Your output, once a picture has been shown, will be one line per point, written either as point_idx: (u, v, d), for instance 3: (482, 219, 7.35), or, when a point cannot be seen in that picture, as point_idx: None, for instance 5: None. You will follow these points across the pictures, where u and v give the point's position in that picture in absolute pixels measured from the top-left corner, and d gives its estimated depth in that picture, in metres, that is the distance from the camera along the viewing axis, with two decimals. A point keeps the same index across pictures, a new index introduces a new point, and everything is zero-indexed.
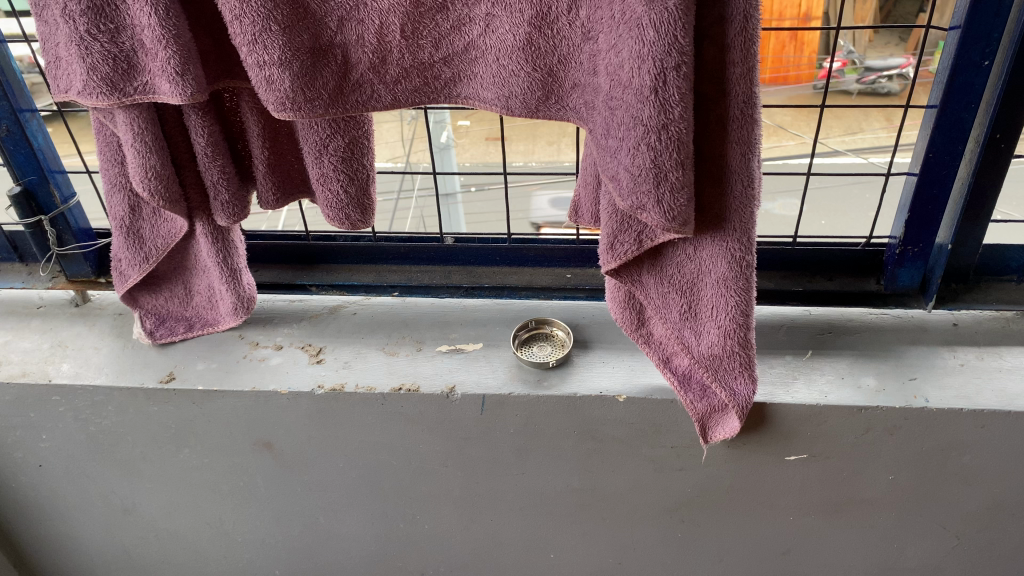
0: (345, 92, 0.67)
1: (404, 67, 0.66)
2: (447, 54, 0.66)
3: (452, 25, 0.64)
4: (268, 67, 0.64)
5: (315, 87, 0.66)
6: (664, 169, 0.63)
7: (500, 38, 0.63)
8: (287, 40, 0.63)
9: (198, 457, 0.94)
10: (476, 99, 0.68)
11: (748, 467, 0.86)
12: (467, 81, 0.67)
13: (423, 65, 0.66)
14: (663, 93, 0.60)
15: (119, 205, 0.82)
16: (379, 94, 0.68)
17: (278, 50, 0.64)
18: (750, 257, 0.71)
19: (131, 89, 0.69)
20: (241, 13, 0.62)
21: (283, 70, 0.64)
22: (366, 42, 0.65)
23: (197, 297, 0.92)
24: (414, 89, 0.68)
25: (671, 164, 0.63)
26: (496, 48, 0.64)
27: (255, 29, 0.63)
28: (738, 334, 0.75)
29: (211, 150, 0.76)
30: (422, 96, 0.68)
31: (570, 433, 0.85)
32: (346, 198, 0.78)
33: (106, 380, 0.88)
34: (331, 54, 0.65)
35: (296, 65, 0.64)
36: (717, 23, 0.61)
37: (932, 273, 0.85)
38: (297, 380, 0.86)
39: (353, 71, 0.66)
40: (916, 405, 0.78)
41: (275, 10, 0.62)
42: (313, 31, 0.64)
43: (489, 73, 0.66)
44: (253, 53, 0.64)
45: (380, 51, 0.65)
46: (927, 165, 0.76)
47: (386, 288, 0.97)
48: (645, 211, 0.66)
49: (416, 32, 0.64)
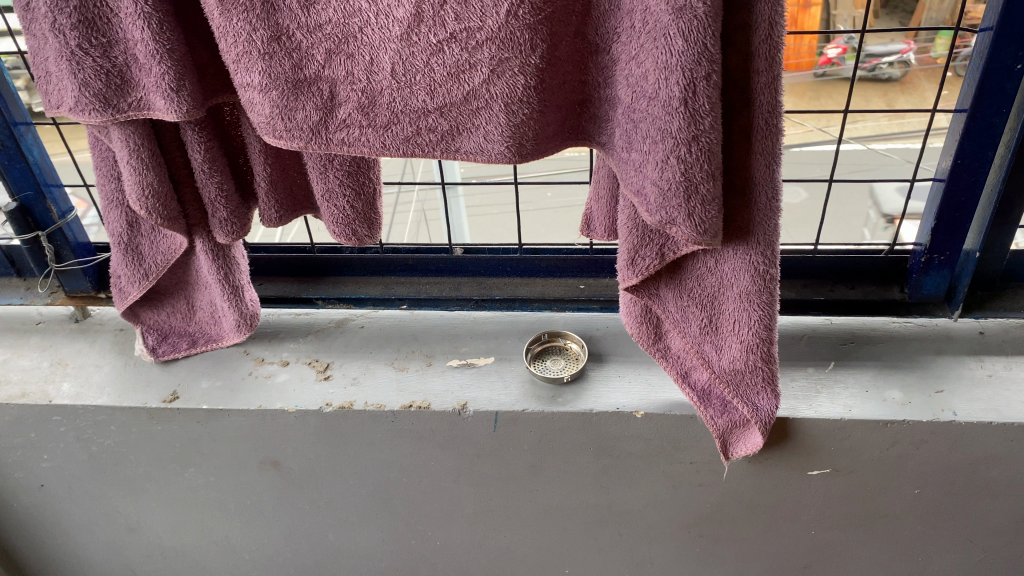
0: (329, 127, 0.65)
1: (394, 111, 0.63)
2: (443, 104, 0.62)
3: (449, 71, 0.60)
4: (250, 90, 0.64)
5: (296, 120, 0.64)
6: (695, 182, 0.61)
7: (510, 83, 0.60)
8: (267, 66, 0.62)
9: (203, 476, 0.91)
10: (478, 153, 0.64)
11: (769, 482, 0.84)
12: (468, 132, 0.63)
13: (413, 111, 0.62)
14: (693, 103, 0.58)
15: (117, 222, 0.80)
16: (368, 138, 0.65)
17: (259, 74, 0.63)
18: (773, 270, 0.69)
19: (125, 106, 0.68)
20: (225, 32, 0.62)
21: (263, 95, 0.64)
22: (355, 80, 0.62)
23: (200, 313, 0.90)
24: (405, 137, 0.64)
25: (702, 176, 0.61)
26: (504, 96, 0.60)
27: (237, 50, 0.63)
28: (761, 349, 0.73)
29: (208, 166, 0.74)
30: (413, 146, 0.64)
31: (585, 449, 0.83)
32: (352, 213, 0.76)
33: (107, 400, 0.86)
34: (317, 89, 0.63)
35: (275, 93, 0.63)
36: (741, 30, 0.59)
37: (958, 281, 0.82)
38: (305, 398, 0.84)
39: (338, 108, 0.64)
40: (944, 419, 0.76)
41: (255, 34, 0.61)
42: (296, 61, 0.62)
43: (495, 123, 0.62)
44: (238, 73, 0.64)
45: (369, 91, 0.62)
46: (954, 172, 0.73)
47: (394, 300, 0.94)
48: (675, 225, 0.64)
49: (407, 74, 0.61)
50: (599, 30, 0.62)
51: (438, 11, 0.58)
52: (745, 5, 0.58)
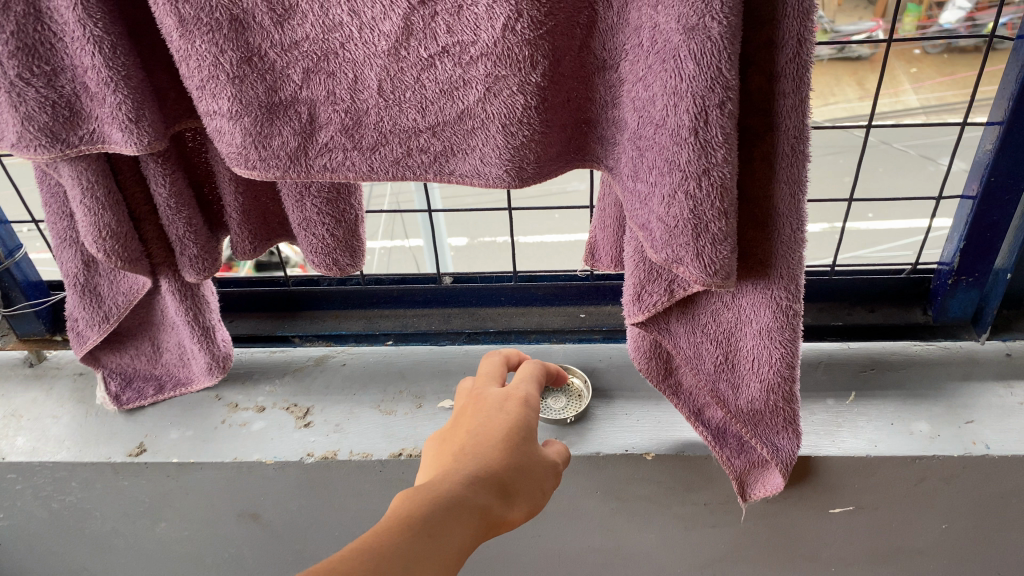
0: (309, 153, 0.55)
1: (382, 132, 0.54)
2: (434, 123, 0.53)
3: (441, 88, 0.51)
4: (218, 118, 0.54)
5: (271, 147, 0.54)
6: (704, 220, 0.55)
7: (507, 101, 0.51)
8: (237, 91, 0.52)
9: (176, 531, 0.84)
10: (474, 176, 0.55)
11: (787, 521, 0.78)
12: (461, 153, 0.54)
13: (402, 130, 0.53)
14: (704, 133, 0.51)
15: (71, 262, 0.72)
16: (353, 161, 0.55)
17: (228, 101, 0.53)
18: (797, 306, 0.62)
19: (75, 140, 0.58)
20: (186, 55, 0.51)
21: (234, 123, 0.53)
22: (337, 100, 0.53)
23: (166, 354, 0.82)
24: (393, 159, 0.55)
25: (714, 214, 0.55)
26: (502, 113, 0.51)
27: (201, 76, 0.52)
28: (782, 388, 0.67)
29: (175, 202, 0.65)
30: (403, 169, 0.55)
31: (592, 493, 0.77)
32: (332, 241, 0.68)
33: (67, 456, 0.79)
34: (294, 112, 0.53)
35: (247, 120, 0.53)
36: (765, 47, 0.52)
37: (987, 302, 0.76)
38: (284, 449, 0.76)
39: (319, 132, 0.54)
40: (976, 453, 0.70)
41: (222, 57, 0.51)
42: (270, 83, 0.52)
43: (491, 143, 0.53)
44: (202, 100, 0.53)
45: (354, 111, 0.53)
46: (988, 189, 0.68)
47: (379, 336, 0.88)
48: (682, 265, 0.57)
49: (396, 91, 0.52)
50: (606, 45, 0.55)
51: (429, 23, 0.49)
52: (771, 20, 0.51)
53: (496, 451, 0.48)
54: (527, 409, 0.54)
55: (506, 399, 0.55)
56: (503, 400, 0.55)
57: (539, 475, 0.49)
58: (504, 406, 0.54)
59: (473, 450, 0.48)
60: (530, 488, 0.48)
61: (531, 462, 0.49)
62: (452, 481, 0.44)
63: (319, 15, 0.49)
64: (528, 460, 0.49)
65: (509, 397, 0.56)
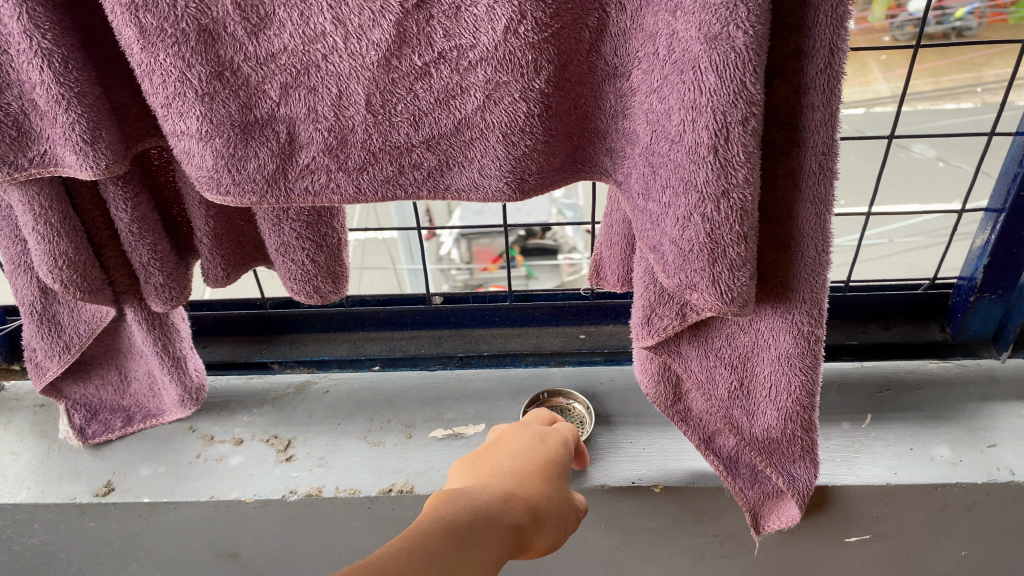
0: (288, 175, 0.48)
1: (371, 149, 0.47)
2: (428, 137, 0.46)
3: (436, 98, 0.45)
4: (185, 138, 0.46)
5: (246, 170, 0.47)
6: (722, 244, 0.47)
7: (508, 110, 0.45)
8: (207, 109, 0.45)
9: (149, 572, 0.79)
10: (472, 191, 0.49)
11: (800, 551, 0.74)
12: (459, 166, 0.48)
13: (393, 147, 0.47)
14: (724, 152, 0.44)
15: (27, 289, 0.66)
16: (337, 183, 0.48)
17: (197, 121, 0.45)
18: (820, 331, 0.57)
19: (25, 162, 0.51)
20: (148, 70, 0.44)
21: (204, 144, 0.46)
22: (320, 118, 0.45)
23: (134, 385, 0.75)
24: (383, 178, 0.48)
25: (732, 237, 0.47)
26: (502, 123, 0.45)
27: (166, 93, 0.44)
28: (801, 417, 0.62)
29: (138, 227, 0.59)
30: (395, 188, 0.48)
31: (596, 526, 0.73)
32: (313, 267, 0.59)
33: (26, 498, 0.72)
34: (271, 131, 0.46)
35: (219, 140, 0.46)
36: (793, 56, 0.46)
37: (1009, 320, 0.73)
38: (264, 486, 0.71)
39: (300, 153, 0.47)
40: (1001, 480, 0.66)
41: (191, 71, 0.44)
42: (244, 100, 0.45)
43: (490, 155, 0.47)
44: (167, 119, 0.46)
45: (339, 130, 0.46)
46: (1016, 204, 0.64)
47: (364, 361, 0.83)
48: (696, 291, 0.50)
49: (386, 105, 0.45)
50: (617, 50, 0.46)
51: (423, 27, 0.42)
52: (799, 28, 0.45)
53: (531, 479, 0.48)
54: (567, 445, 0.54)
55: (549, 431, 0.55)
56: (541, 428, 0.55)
57: (571, 507, 0.49)
58: (541, 435, 0.54)
59: (509, 473, 0.48)
60: (560, 522, 0.48)
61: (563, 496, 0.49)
62: (487, 504, 0.43)
63: (298, 25, 0.42)
64: (560, 497, 0.48)
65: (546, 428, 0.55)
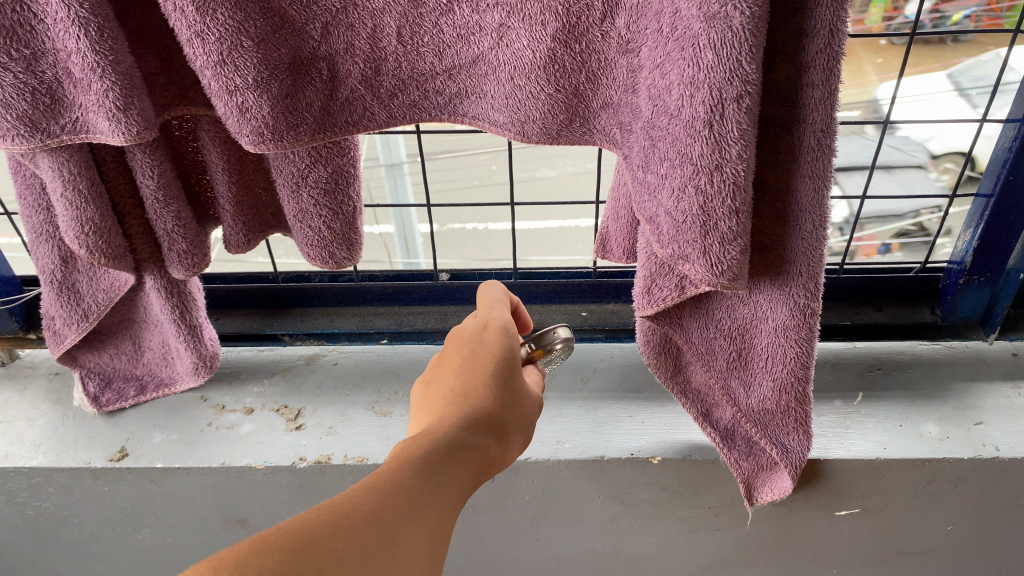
0: (333, 111, 0.52)
1: (401, 78, 0.51)
2: (451, 67, 0.50)
3: (458, 32, 0.49)
4: (241, 92, 0.48)
5: (299, 111, 0.50)
6: (714, 217, 0.50)
7: (517, 53, 0.48)
8: (262, 55, 0.48)
9: (159, 537, 0.81)
10: (485, 119, 0.53)
11: (793, 524, 0.77)
12: (475, 96, 0.52)
13: (419, 74, 0.51)
14: (719, 127, 0.46)
15: (48, 258, 0.67)
16: (373, 112, 0.52)
17: (252, 70, 0.48)
18: (816, 305, 0.59)
19: (57, 129, 0.53)
20: (204, 29, 0.46)
21: (260, 93, 0.48)
22: (357, 51, 0.49)
23: (148, 354, 0.78)
24: (410, 103, 0.52)
25: (724, 211, 0.49)
26: (511, 64, 0.49)
27: (219, 47, 0.47)
28: (795, 389, 0.64)
29: (163, 194, 0.61)
30: (420, 112, 0.53)
31: (595, 497, 0.75)
32: (328, 234, 0.61)
33: (43, 461, 0.74)
34: (315, 69, 0.50)
35: (275, 85, 0.49)
36: (795, 37, 0.48)
37: (996, 303, 0.75)
38: (274, 452, 0.73)
39: (341, 87, 0.51)
40: (987, 455, 0.69)
41: (247, 22, 0.46)
42: (293, 43, 0.48)
43: (499, 90, 0.51)
44: (220, 76, 0.48)
45: (374, 59, 0.50)
46: (1005, 187, 0.66)
47: (373, 335, 0.85)
48: (687, 262, 0.52)
49: (415, 36, 0.49)
50: (628, 26, 0.48)
51: None
52: (800, 9, 0.47)
53: (482, 403, 0.45)
54: (508, 340, 0.50)
55: (484, 330, 0.51)
56: (480, 334, 0.50)
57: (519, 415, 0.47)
58: (484, 343, 0.49)
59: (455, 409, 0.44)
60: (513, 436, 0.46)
61: (513, 410, 0.47)
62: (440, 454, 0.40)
63: None
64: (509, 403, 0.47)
65: (488, 326, 0.51)
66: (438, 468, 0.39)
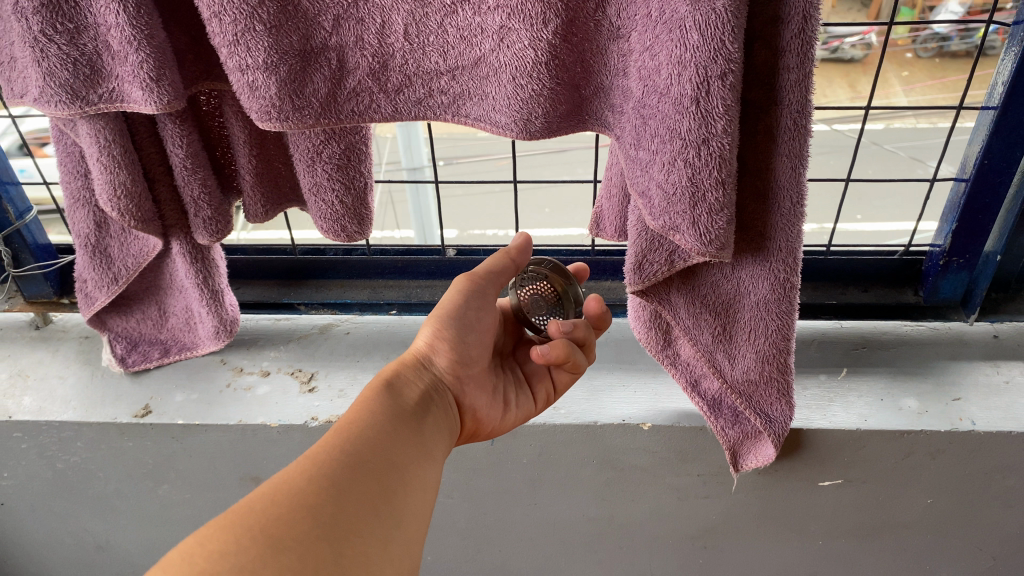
0: (339, 99, 0.56)
1: (407, 74, 0.55)
2: (454, 67, 0.54)
3: (461, 34, 0.53)
4: (251, 71, 0.54)
5: (305, 95, 0.55)
6: (702, 189, 0.53)
7: (518, 55, 0.52)
8: (274, 41, 0.53)
9: (179, 493, 0.86)
10: (486, 121, 0.56)
11: (779, 494, 0.80)
12: (477, 98, 0.56)
13: (425, 73, 0.55)
14: (705, 104, 0.50)
15: (84, 222, 0.72)
16: (378, 104, 0.57)
17: (263, 53, 0.53)
18: (796, 279, 0.63)
19: (95, 98, 0.58)
20: (220, 10, 0.52)
21: (269, 74, 0.54)
22: (366, 45, 0.54)
23: (172, 319, 0.83)
24: (416, 99, 0.56)
25: (710, 183, 0.53)
26: (513, 66, 0.52)
27: (236, 28, 0.52)
28: (777, 360, 0.68)
29: (190, 163, 0.66)
30: (425, 109, 0.57)
31: (589, 462, 0.79)
32: (341, 208, 0.66)
33: (72, 416, 0.79)
34: (324, 59, 0.54)
35: (283, 69, 0.54)
36: (772, 23, 0.52)
37: (977, 283, 0.79)
38: (288, 412, 0.78)
39: (348, 78, 0.55)
40: (962, 429, 0.72)
41: (260, 8, 0.52)
42: (304, 31, 0.53)
43: (504, 96, 0.54)
44: (234, 55, 0.53)
45: (381, 54, 0.54)
46: (980, 171, 0.70)
47: (383, 306, 0.90)
48: (677, 233, 0.56)
49: (420, 35, 0.53)
50: (620, 12, 0.52)
51: None
52: None
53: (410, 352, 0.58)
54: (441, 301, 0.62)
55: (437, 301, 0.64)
56: None
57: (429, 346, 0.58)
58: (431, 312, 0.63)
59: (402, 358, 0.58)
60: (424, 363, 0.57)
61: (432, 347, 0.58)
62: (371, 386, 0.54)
63: None
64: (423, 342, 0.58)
65: None
66: (364, 424, 0.47)
